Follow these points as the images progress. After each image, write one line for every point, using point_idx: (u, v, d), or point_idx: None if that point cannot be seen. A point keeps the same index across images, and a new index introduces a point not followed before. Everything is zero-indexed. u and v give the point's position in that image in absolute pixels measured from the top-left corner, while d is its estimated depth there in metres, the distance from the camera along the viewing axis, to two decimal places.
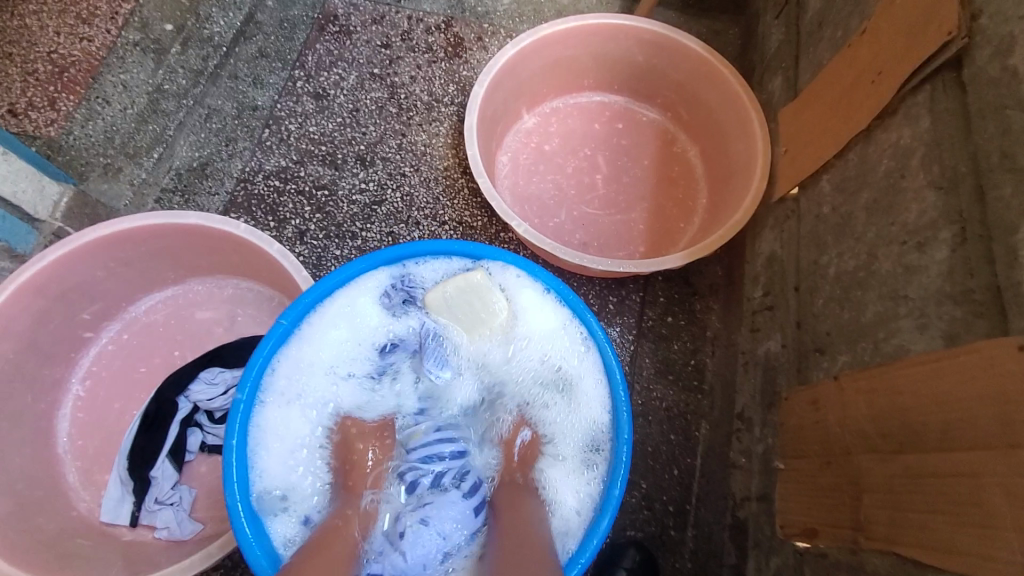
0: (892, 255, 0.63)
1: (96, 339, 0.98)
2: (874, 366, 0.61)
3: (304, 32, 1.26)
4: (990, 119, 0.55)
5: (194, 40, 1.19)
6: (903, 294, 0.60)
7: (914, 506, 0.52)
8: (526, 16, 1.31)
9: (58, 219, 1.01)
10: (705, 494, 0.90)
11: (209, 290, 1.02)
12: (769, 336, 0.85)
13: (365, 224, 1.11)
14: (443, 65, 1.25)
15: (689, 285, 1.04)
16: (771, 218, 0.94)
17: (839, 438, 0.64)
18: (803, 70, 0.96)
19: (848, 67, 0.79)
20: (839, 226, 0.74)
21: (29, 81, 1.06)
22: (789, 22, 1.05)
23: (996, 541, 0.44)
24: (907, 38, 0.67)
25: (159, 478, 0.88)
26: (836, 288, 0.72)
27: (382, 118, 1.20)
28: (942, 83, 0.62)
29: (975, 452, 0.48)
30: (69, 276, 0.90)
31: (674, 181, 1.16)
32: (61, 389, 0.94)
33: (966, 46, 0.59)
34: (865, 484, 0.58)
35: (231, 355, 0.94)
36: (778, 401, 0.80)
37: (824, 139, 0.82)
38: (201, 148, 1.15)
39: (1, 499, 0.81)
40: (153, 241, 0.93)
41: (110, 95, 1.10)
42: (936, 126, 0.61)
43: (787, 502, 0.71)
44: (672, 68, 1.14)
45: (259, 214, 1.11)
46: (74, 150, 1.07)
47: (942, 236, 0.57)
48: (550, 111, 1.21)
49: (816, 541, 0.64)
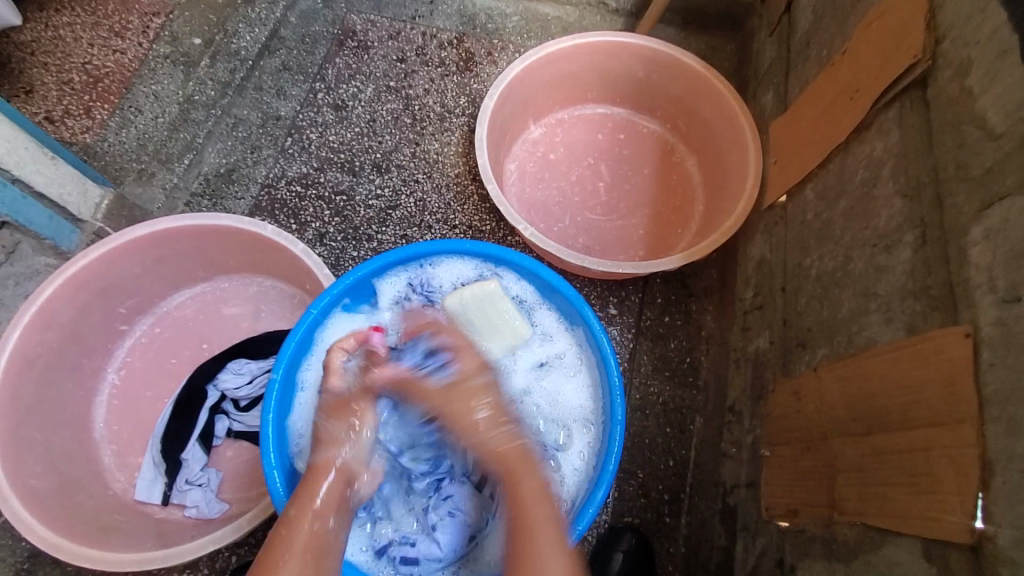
0: (865, 257, 0.69)
1: (130, 332, 1.05)
2: (848, 357, 0.67)
3: (325, 47, 1.34)
4: (948, 134, 0.61)
5: (222, 54, 1.26)
6: (874, 291, 0.66)
7: (879, 480, 0.58)
8: (533, 32, 1.39)
9: (99, 220, 1.10)
10: (699, 483, 0.96)
11: (235, 287, 1.10)
12: (759, 334, 0.91)
13: (380, 228, 1.18)
14: (455, 78, 1.33)
15: (685, 287, 1.11)
16: (762, 224, 1.00)
17: (817, 424, 0.69)
18: (792, 86, 1.03)
19: (831, 84, 0.86)
20: (821, 230, 0.80)
21: (65, 90, 1.18)
22: (781, 40, 1.12)
23: (943, 505, 0.50)
24: (881, 60, 0.74)
25: (189, 460, 0.95)
26: (817, 288, 0.78)
27: (397, 128, 1.27)
28: (910, 101, 0.69)
29: (928, 429, 0.54)
30: (109, 272, 0.97)
31: (672, 189, 1.23)
32: (98, 378, 1.01)
33: (929, 68, 0.66)
34: (838, 464, 0.64)
35: (256, 347, 1.01)
36: (765, 393, 0.86)
37: (809, 151, 0.88)
38: (229, 156, 1.23)
39: (45, 476, 0.88)
40: (186, 241, 1.01)
41: (142, 105, 1.19)
42: (903, 140, 0.67)
43: (772, 485, 0.77)
44: (670, 82, 1.21)
45: (281, 217, 1.19)
46: (109, 157, 1.15)
47: (907, 238, 0.63)
48: (556, 122, 1.28)
49: (796, 519, 0.70)
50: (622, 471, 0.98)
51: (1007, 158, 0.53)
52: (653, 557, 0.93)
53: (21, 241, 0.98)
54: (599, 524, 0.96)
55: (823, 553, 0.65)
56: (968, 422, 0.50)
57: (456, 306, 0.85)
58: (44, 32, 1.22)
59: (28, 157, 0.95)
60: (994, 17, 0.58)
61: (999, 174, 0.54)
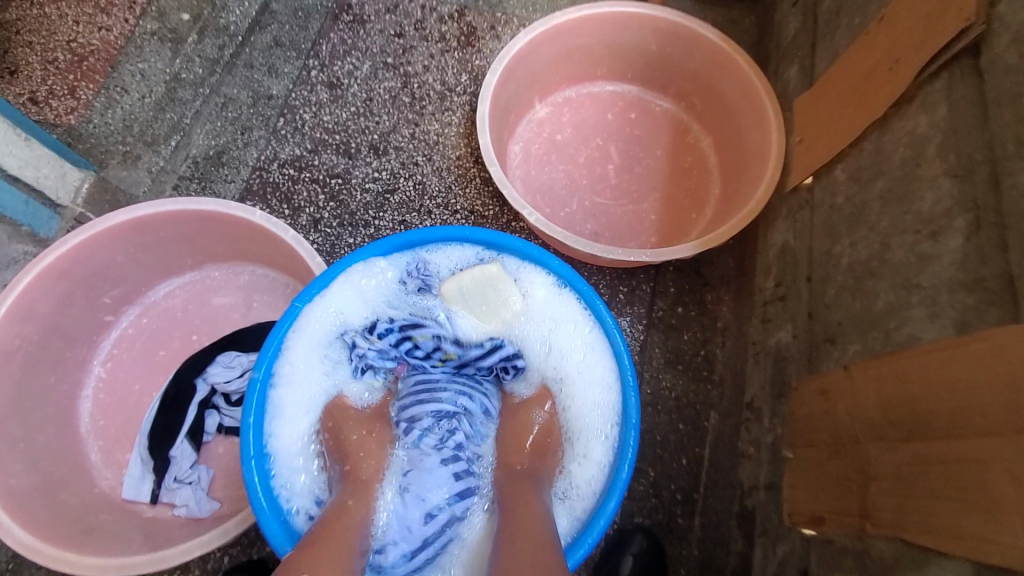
0: (906, 244, 0.63)
1: (117, 322, 1.00)
2: (884, 355, 0.61)
3: (318, 21, 1.27)
4: (1007, 106, 0.54)
5: (211, 30, 1.20)
6: (916, 283, 0.60)
7: (921, 492, 0.52)
8: (539, 4, 1.31)
9: (79, 205, 1.04)
10: (713, 483, 0.91)
11: (225, 276, 1.04)
12: (781, 327, 0.85)
13: (377, 213, 1.12)
14: (456, 54, 1.26)
15: (700, 275, 1.05)
16: (784, 208, 0.93)
17: (848, 427, 0.64)
18: (819, 59, 0.95)
19: (865, 55, 0.79)
20: (853, 215, 0.74)
21: (50, 69, 1.11)
22: (807, 10, 1.04)
23: (1000, 526, 0.45)
24: (927, 25, 0.66)
25: (178, 457, 0.90)
26: (848, 278, 0.72)
27: (394, 107, 1.21)
28: (960, 70, 0.61)
29: (981, 439, 0.48)
30: (90, 260, 0.92)
31: (687, 171, 1.16)
32: (84, 371, 0.97)
33: (986, 32, 0.58)
34: (873, 471, 0.59)
35: (248, 339, 0.96)
36: (788, 391, 0.80)
37: (839, 129, 0.81)
38: (218, 137, 1.17)
39: (25, 474, 0.84)
40: (171, 228, 0.95)
41: (128, 84, 1.13)
42: (953, 114, 0.60)
43: (795, 490, 0.72)
44: (686, 56, 1.13)
45: (273, 202, 1.13)
46: (94, 138, 1.10)
47: (957, 224, 0.56)
48: (563, 100, 1.21)
49: (823, 528, 0.65)
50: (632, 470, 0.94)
51: None
52: (665, 561, 0.88)
53: None
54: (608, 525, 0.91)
55: (854, 567, 0.59)
56: None
57: (454, 292, 0.80)
58: (28, 9, 1.15)
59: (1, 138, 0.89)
60: None
61: None
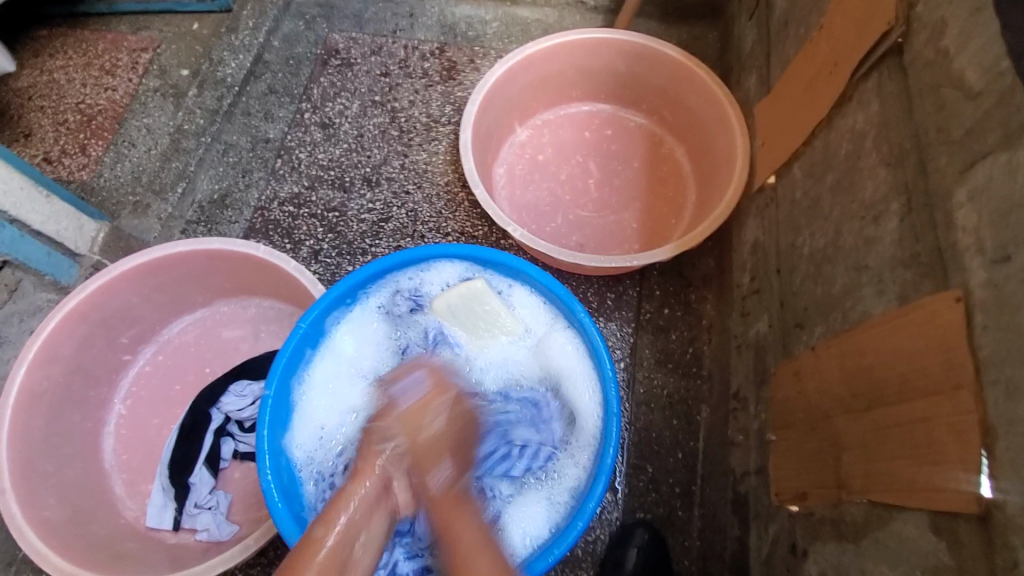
0: (855, 230, 0.68)
1: (134, 361, 1.06)
2: (843, 333, 0.65)
3: (308, 67, 1.37)
4: (927, 98, 0.60)
5: (209, 83, 1.28)
6: (865, 264, 0.65)
7: (884, 457, 0.56)
8: (513, 36, 1.40)
9: (96, 253, 1.09)
10: (709, 474, 0.94)
11: (233, 311, 1.11)
12: (758, 319, 0.90)
13: (374, 241, 1.19)
14: (438, 88, 1.34)
15: (683, 277, 1.10)
16: (753, 207, 0.99)
17: (819, 404, 0.68)
18: (773, 67, 1.02)
19: (810, 61, 0.85)
20: (810, 208, 0.79)
21: (61, 131, 1.22)
22: (760, 23, 1.11)
23: (947, 474, 0.48)
24: (856, 32, 0.73)
25: (196, 484, 0.95)
26: (810, 266, 0.77)
27: (384, 141, 1.29)
28: (887, 69, 0.68)
29: (927, 399, 0.52)
30: (108, 303, 0.98)
31: (663, 180, 1.22)
32: (105, 408, 1.02)
33: (903, 34, 0.65)
34: (843, 443, 0.63)
35: (257, 367, 1.02)
36: (768, 378, 0.84)
37: (793, 130, 0.87)
38: (220, 181, 1.25)
39: (56, 507, 0.89)
40: (182, 267, 1.02)
41: (135, 139, 1.22)
42: (883, 109, 0.67)
43: (780, 471, 0.75)
44: (652, 74, 1.20)
45: (276, 237, 1.20)
46: (105, 192, 1.17)
47: (893, 207, 0.62)
48: (542, 123, 1.28)
49: (806, 502, 0.68)
50: (631, 467, 0.97)
51: (987, 116, 0.52)
52: (668, 554, 0.91)
53: (23, 279, 0.98)
54: (612, 521, 0.94)
55: (833, 535, 0.63)
56: (966, 388, 0.48)
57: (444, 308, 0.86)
58: (38, 76, 1.28)
59: (23, 197, 0.95)
60: None
61: (979, 133, 0.52)
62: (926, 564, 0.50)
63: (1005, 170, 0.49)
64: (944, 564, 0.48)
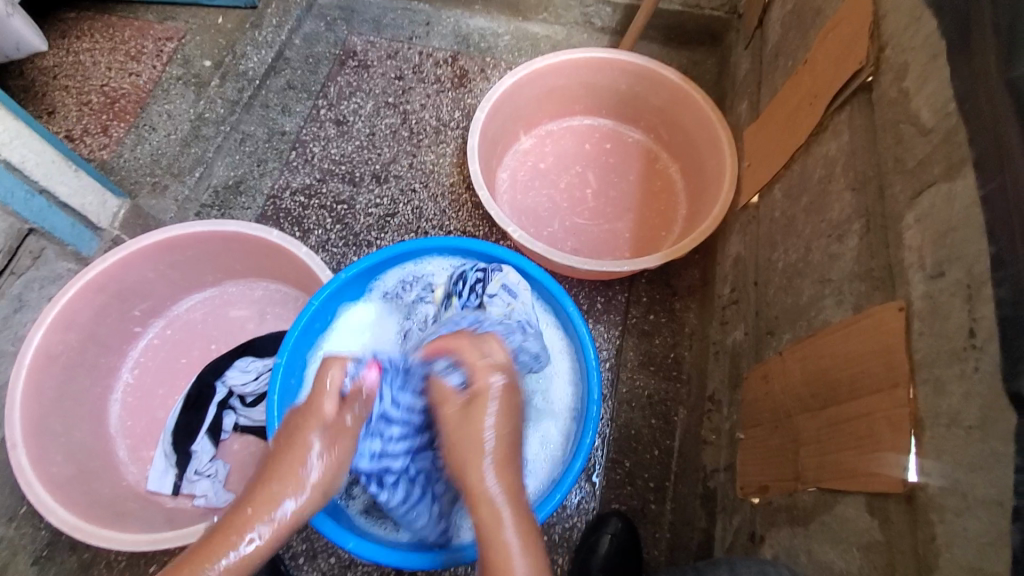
0: (822, 247, 0.75)
1: (144, 333, 1.12)
2: (806, 338, 0.72)
3: (327, 66, 1.44)
4: (888, 132, 0.67)
5: (231, 75, 1.33)
6: (829, 278, 0.72)
7: (834, 448, 0.62)
8: (524, 50, 1.48)
9: (116, 228, 1.13)
10: (682, 471, 1.00)
11: (241, 291, 1.17)
12: (735, 327, 0.97)
13: (379, 233, 1.25)
14: (449, 93, 1.41)
15: (669, 286, 1.17)
16: (737, 223, 1.06)
17: (782, 403, 0.74)
18: (763, 95, 1.10)
19: (795, 92, 0.93)
20: (786, 226, 0.86)
21: (84, 110, 1.28)
22: (755, 53, 1.19)
23: (882, 460, 0.54)
24: (835, 68, 0.80)
25: (198, 452, 0.99)
26: (783, 279, 0.84)
27: (395, 141, 1.35)
28: (858, 104, 0.75)
29: (871, 396, 0.58)
30: (124, 275, 1.03)
31: (657, 194, 1.29)
32: (114, 376, 1.08)
33: (874, 74, 0.72)
34: (801, 438, 0.69)
35: (261, 346, 1.07)
36: (741, 381, 0.91)
37: (776, 154, 0.95)
38: (236, 168, 1.32)
39: (63, 465, 0.93)
40: (197, 246, 1.08)
41: (155, 124, 1.27)
42: (853, 139, 0.74)
43: (746, 466, 0.81)
44: (652, 94, 1.28)
45: (286, 225, 1.26)
46: (124, 171, 1.22)
47: (855, 227, 0.69)
48: (545, 133, 1.36)
49: (766, 493, 0.75)
50: (609, 460, 1.03)
51: (935, 150, 0.59)
52: (639, 542, 0.96)
53: (46, 247, 1.02)
54: (588, 511, 1.00)
55: (787, 520, 0.69)
56: (901, 385, 0.54)
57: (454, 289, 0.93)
58: (64, 57, 1.34)
59: (54, 169, 0.99)
60: (925, 26, 0.64)
61: (927, 164, 0.60)
62: (862, 541, 0.56)
63: (946, 198, 0.56)
64: (876, 540, 0.54)
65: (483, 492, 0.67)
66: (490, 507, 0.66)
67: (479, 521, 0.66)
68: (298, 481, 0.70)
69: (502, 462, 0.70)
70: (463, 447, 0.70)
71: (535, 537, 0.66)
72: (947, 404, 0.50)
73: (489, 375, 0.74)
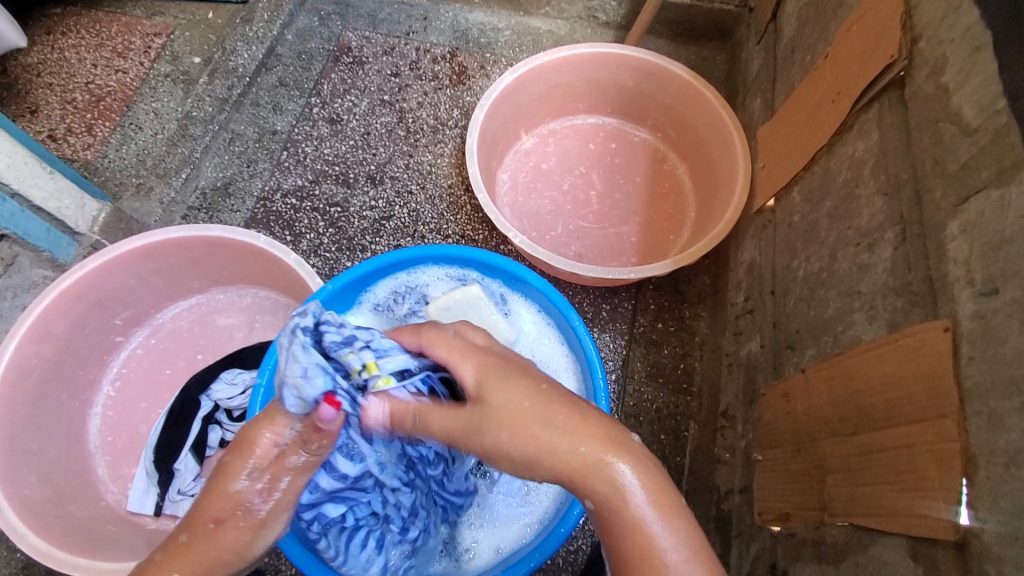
0: (849, 256, 0.69)
1: (126, 343, 1.07)
2: (834, 356, 0.66)
3: (320, 63, 1.38)
4: (925, 131, 0.61)
5: (220, 71, 1.27)
6: (858, 291, 0.66)
7: (867, 480, 0.57)
8: (525, 46, 1.43)
9: (96, 232, 1.08)
10: (693, 490, 0.95)
11: (229, 299, 1.11)
12: (750, 338, 0.91)
13: (374, 238, 1.19)
14: (448, 91, 1.36)
15: (678, 293, 1.11)
16: (751, 228, 1.00)
17: (805, 426, 0.69)
18: (778, 92, 1.04)
19: (815, 88, 0.87)
20: (807, 232, 0.81)
21: (68, 109, 1.22)
22: (768, 48, 1.13)
23: (928, 501, 0.49)
24: (861, 62, 0.74)
25: (181, 470, 0.93)
26: (805, 289, 0.78)
27: (391, 141, 1.30)
28: (888, 101, 0.69)
29: (911, 426, 0.53)
30: (103, 283, 0.98)
31: (664, 196, 1.23)
32: (94, 389, 1.03)
33: (906, 68, 0.66)
34: (827, 465, 0.63)
35: (248, 357, 1.01)
36: (757, 397, 0.85)
37: (794, 155, 0.89)
38: (225, 169, 1.26)
39: (38, 486, 0.88)
40: (180, 252, 1.02)
41: (142, 122, 1.22)
42: (883, 139, 0.68)
43: (765, 490, 0.76)
44: (660, 91, 1.22)
45: (276, 229, 1.20)
46: (109, 172, 1.17)
47: (888, 236, 0.63)
48: (548, 132, 1.30)
49: (788, 523, 0.69)
50: None
51: (982, 153, 0.53)
52: None
53: (19, 253, 0.96)
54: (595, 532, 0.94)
55: (814, 556, 0.63)
56: (949, 416, 0.49)
57: (440, 312, 0.85)
58: (48, 54, 1.28)
59: (27, 171, 0.94)
60: (967, 16, 0.58)
61: (972, 168, 0.54)
62: None
63: (998, 206, 0.50)
64: None
65: (585, 464, 0.47)
66: (603, 475, 0.47)
67: (596, 506, 0.47)
68: (202, 536, 0.57)
69: (578, 416, 0.49)
70: (526, 432, 0.49)
71: (666, 486, 0.47)
72: (1005, 441, 0.44)
73: (459, 366, 0.56)
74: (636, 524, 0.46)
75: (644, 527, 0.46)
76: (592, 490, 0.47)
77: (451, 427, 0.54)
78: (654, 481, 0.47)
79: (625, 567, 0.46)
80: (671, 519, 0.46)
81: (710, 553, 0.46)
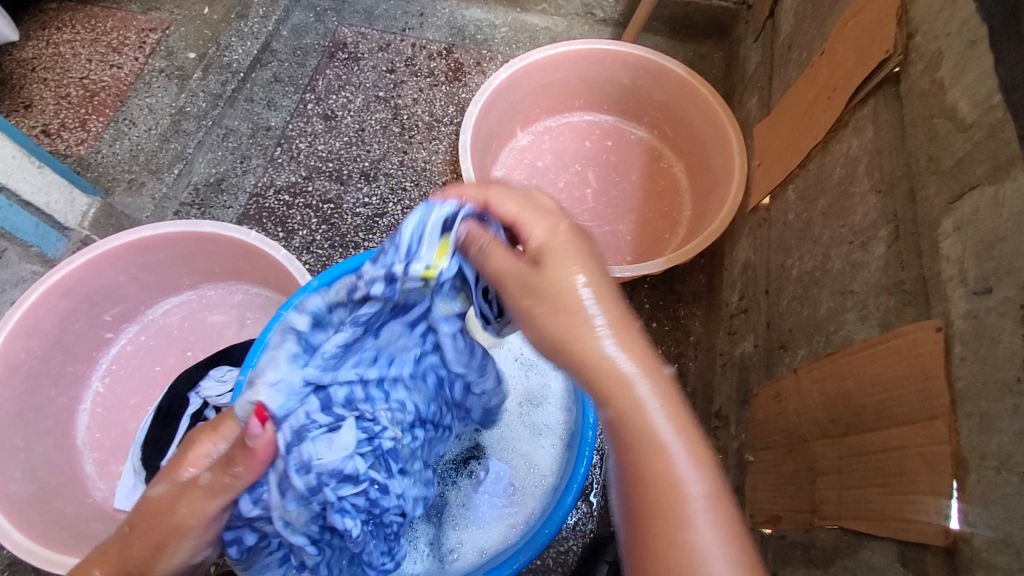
0: (843, 254, 0.68)
1: (116, 339, 1.06)
2: (825, 356, 0.65)
3: (315, 59, 1.37)
4: (920, 128, 0.60)
5: (214, 66, 1.27)
6: (851, 290, 0.65)
7: (857, 483, 0.56)
8: (521, 43, 1.42)
9: (86, 228, 1.07)
10: None
11: (220, 295, 1.10)
12: (744, 338, 0.90)
13: (367, 235, 1.19)
14: (443, 88, 1.35)
15: (673, 292, 1.10)
16: (747, 226, 0.99)
17: (796, 427, 0.67)
18: (775, 89, 1.03)
19: (811, 85, 0.86)
20: (801, 230, 0.79)
21: (62, 104, 1.22)
22: (765, 45, 1.12)
23: (918, 505, 0.48)
24: (857, 58, 0.73)
25: None
26: (798, 288, 0.77)
27: (385, 137, 1.29)
28: (883, 97, 0.68)
29: (901, 428, 0.52)
30: (93, 279, 0.97)
31: (660, 195, 1.22)
32: (82, 385, 1.02)
33: (902, 63, 0.65)
34: (818, 467, 0.62)
35: (238, 354, 1.01)
36: (750, 398, 0.84)
37: (789, 153, 0.88)
38: (219, 165, 1.25)
39: (23, 483, 0.87)
40: (171, 248, 1.01)
41: (136, 118, 1.21)
42: (877, 136, 0.67)
43: (756, 491, 0.75)
44: (657, 88, 1.21)
45: (269, 225, 1.19)
46: (102, 167, 1.16)
47: (881, 234, 0.62)
48: (543, 129, 1.29)
49: (779, 525, 0.68)
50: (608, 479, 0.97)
51: (976, 149, 0.52)
52: None
53: (8, 248, 0.96)
54: (585, 533, 0.93)
55: (804, 559, 0.62)
56: (940, 418, 0.48)
57: None
58: (43, 48, 1.28)
59: (16, 165, 0.93)
60: (963, 10, 0.57)
61: (967, 165, 0.53)
62: None
63: (992, 203, 0.49)
64: None
65: (612, 375, 0.49)
66: (625, 387, 0.49)
67: (615, 416, 0.48)
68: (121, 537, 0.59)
69: (619, 326, 0.51)
70: (564, 331, 0.51)
71: (689, 423, 0.48)
72: (996, 444, 0.43)
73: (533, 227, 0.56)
74: (651, 439, 0.47)
75: (665, 449, 0.46)
76: (614, 399, 0.49)
77: (507, 273, 0.55)
78: (678, 418, 0.48)
79: (635, 474, 0.46)
80: (703, 469, 0.46)
81: (727, 494, 0.45)
